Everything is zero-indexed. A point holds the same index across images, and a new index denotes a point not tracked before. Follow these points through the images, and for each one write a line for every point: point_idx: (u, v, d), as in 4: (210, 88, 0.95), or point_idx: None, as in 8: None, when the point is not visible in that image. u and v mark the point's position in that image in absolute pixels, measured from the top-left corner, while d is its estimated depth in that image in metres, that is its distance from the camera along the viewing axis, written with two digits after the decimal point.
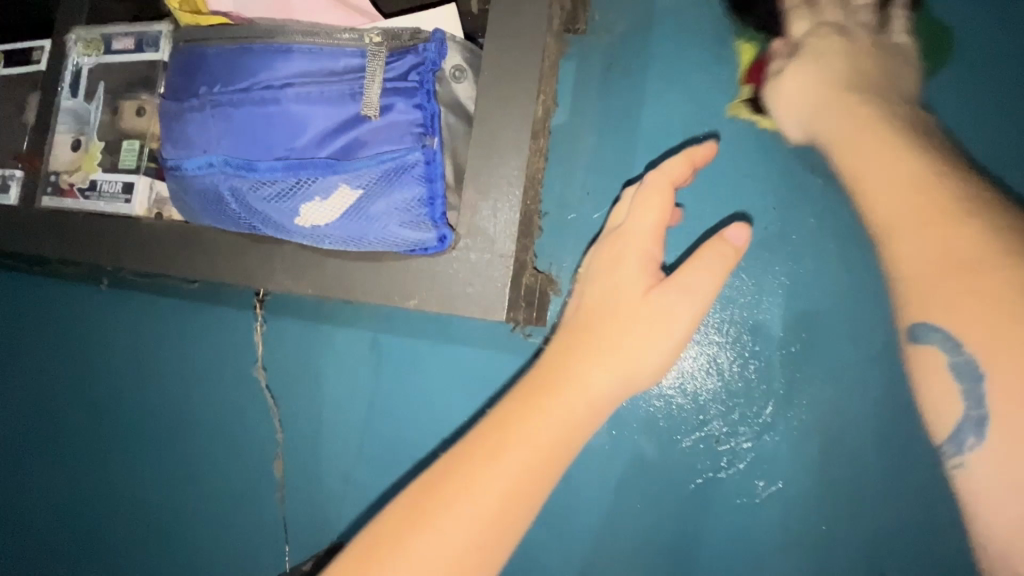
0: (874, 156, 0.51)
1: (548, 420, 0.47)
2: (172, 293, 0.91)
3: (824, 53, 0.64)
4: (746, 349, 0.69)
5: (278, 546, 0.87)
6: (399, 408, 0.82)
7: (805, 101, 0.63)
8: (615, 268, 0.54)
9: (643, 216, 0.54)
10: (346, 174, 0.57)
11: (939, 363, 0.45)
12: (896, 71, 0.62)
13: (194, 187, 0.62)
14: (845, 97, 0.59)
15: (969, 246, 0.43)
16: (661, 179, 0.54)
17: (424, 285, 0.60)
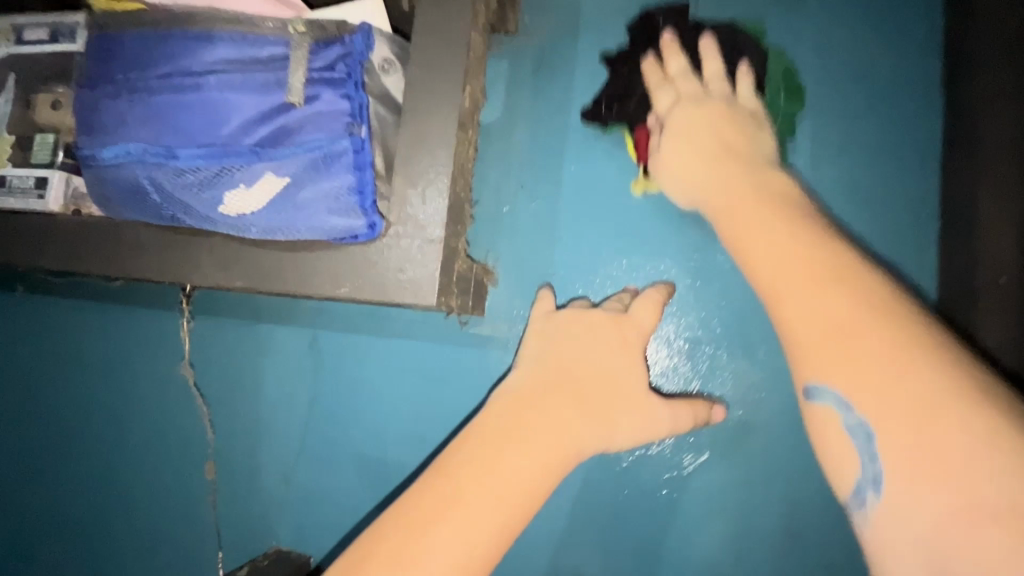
0: (758, 218, 0.52)
1: (533, 461, 0.54)
2: (92, 297, 0.87)
3: (689, 124, 0.63)
4: (669, 329, 0.73)
5: (211, 554, 0.83)
6: (336, 404, 0.81)
7: (688, 173, 0.63)
8: (591, 343, 0.63)
9: (646, 314, 0.66)
10: (272, 162, 0.57)
11: (834, 421, 0.42)
12: (751, 134, 0.63)
13: (112, 177, 0.60)
14: (718, 167, 0.60)
15: (854, 309, 0.42)
16: (655, 298, 0.68)
17: (355, 273, 0.60)
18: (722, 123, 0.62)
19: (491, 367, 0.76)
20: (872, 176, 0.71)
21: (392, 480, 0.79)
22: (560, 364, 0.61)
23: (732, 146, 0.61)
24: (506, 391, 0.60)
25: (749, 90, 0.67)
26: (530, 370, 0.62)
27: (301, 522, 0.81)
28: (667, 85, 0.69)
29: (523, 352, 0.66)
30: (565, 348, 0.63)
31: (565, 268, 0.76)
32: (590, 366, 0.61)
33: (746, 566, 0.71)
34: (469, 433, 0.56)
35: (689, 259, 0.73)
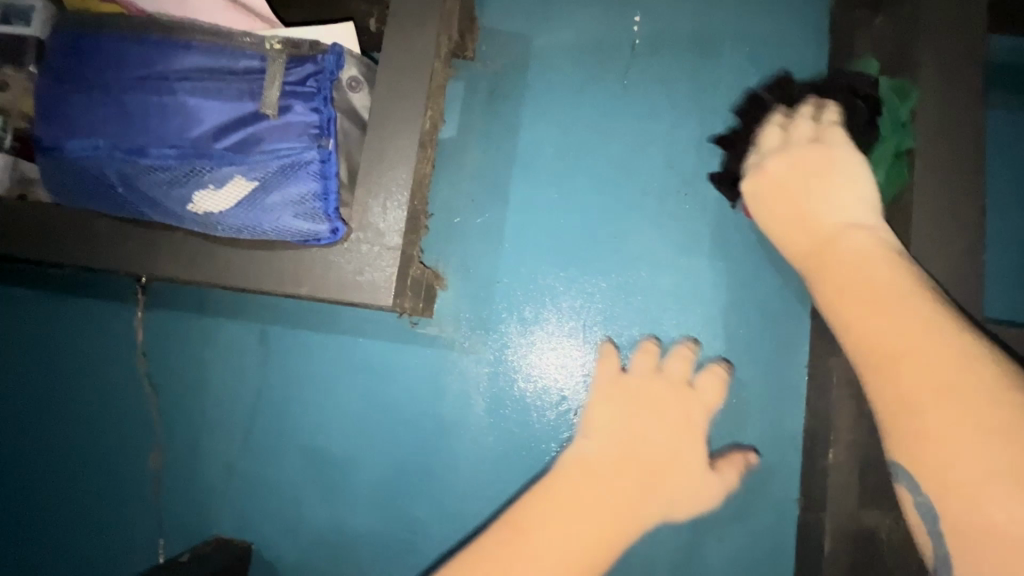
0: (836, 302, 0.54)
1: (610, 527, 0.58)
2: (33, 283, 0.86)
3: (774, 191, 0.62)
4: (597, 334, 0.83)
5: (150, 542, 0.84)
6: (284, 398, 0.84)
7: (792, 237, 0.61)
8: (664, 421, 0.67)
9: (708, 391, 0.72)
10: (241, 166, 0.61)
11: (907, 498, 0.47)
12: (830, 186, 0.59)
13: (77, 169, 0.62)
14: (816, 234, 0.59)
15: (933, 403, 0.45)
16: (710, 374, 0.73)
17: (316, 273, 0.65)
18: (804, 193, 0.60)
19: (437, 365, 0.83)
20: None
21: (337, 471, 0.83)
22: (628, 439, 0.65)
23: (816, 200, 0.59)
24: (575, 458, 0.64)
25: (806, 130, 0.64)
26: (599, 440, 0.65)
27: (243, 511, 0.84)
28: (771, 137, 0.66)
29: (588, 418, 0.69)
30: (626, 419, 0.67)
31: (509, 277, 0.84)
32: (656, 445, 0.64)
33: (657, 547, 0.81)
34: (541, 489, 0.61)
35: (618, 276, 0.84)
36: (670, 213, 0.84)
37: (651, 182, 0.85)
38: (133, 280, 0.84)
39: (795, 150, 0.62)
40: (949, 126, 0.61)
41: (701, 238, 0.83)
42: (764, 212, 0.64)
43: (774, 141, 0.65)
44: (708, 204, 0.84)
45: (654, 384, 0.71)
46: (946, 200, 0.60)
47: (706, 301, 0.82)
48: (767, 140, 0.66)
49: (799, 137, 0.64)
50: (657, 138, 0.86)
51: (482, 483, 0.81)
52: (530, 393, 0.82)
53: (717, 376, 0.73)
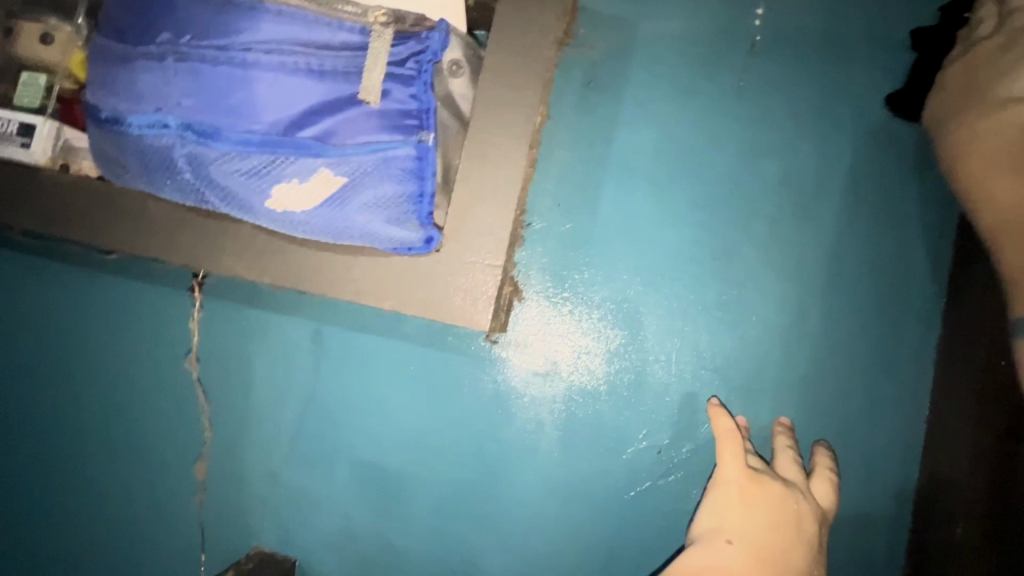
0: (994, 172, 0.58)
1: None
2: (70, 261, 0.78)
3: (948, 86, 0.66)
4: (690, 365, 0.75)
5: (188, 553, 0.78)
6: (339, 406, 0.77)
7: (953, 115, 0.64)
8: (801, 544, 0.62)
9: (824, 495, 0.67)
10: (330, 159, 0.52)
11: None
12: (990, 75, 0.60)
13: (139, 148, 0.54)
14: (974, 113, 0.60)
15: None
16: (825, 478, 0.68)
17: (403, 288, 0.57)
18: (973, 83, 0.62)
19: (510, 386, 0.76)
20: (892, 242, 0.74)
21: (393, 490, 0.77)
22: (764, 554, 0.60)
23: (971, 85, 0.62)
24: (706, 568, 0.60)
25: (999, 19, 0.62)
26: (735, 551, 0.60)
27: (289, 524, 0.77)
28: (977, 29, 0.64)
29: (722, 513, 0.64)
30: (753, 521, 0.62)
31: (596, 294, 0.76)
32: (792, 568, 0.60)
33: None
34: None
35: (716, 302, 0.75)
36: (782, 236, 0.75)
37: (763, 198, 0.76)
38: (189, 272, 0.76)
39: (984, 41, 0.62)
40: None
41: (813, 267, 0.74)
42: (940, 96, 0.68)
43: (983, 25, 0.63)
44: (824, 231, 0.75)
45: (779, 484, 0.64)
46: None
47: (815, 338, 0.74)
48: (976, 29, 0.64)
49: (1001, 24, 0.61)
50: (773, 150, 0.76)
51: (551, 516, 0.75)
52: (608, 423, 0.75)
53: (830, 471, 0.68)
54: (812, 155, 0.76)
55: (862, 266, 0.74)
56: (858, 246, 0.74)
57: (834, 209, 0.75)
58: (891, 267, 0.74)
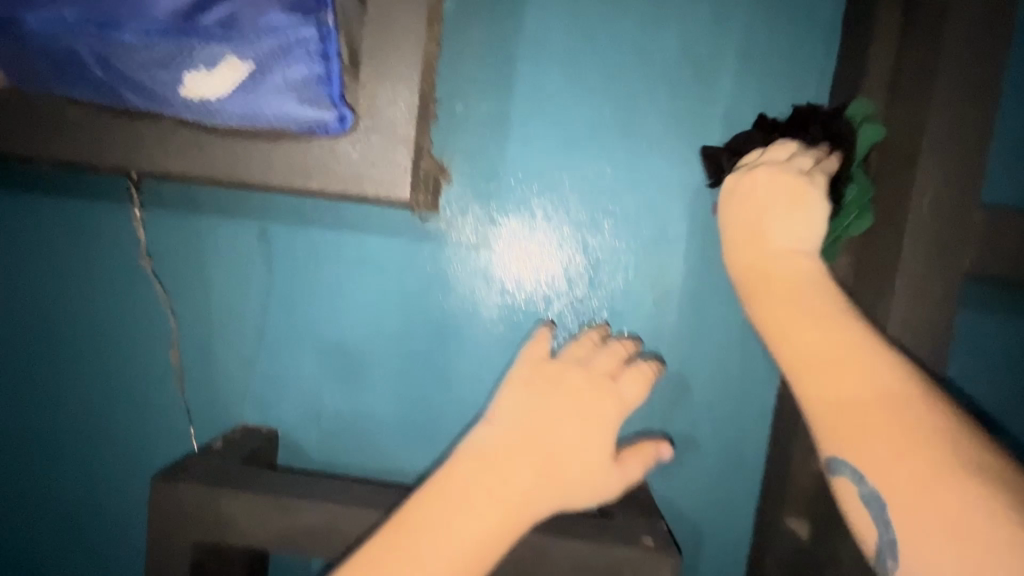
0: (782, 323, 0.54)
1: (496, 516, 0.58)
2: (15, 184, 0.83)
3: (755, 187, 0.59)
4: (603, 224, 0.83)
5: (180, 434, 0.87)
6: (293, 296, 0.84)
7: (748, 246, 0.59)
8: (569, 419, 0.64)
9: (632, 387, 0.67)
10: (234, 44, 0.55)
11: (850, 491, 0.47)
12: (802, 200, 0.57)
13: (46, 49, 0.57)
14: (770, 249, 0.58)
15: (882, 416, 0.46)
16: (637, 372, 0.69)
17: (325, 167, 0.62)
18: (781, 204, 0.57)
19: (445, 258, 0.84)
20: (783, 97, 0.81)
21: (353, 363, 0.86)
22: (530, 426, 0.63)
23: (775, 216, 0.58)
24: (473, 445, 0.63)
25: (788, 150, 0.62)
26: (500, 426, 0.64)
27: (266, 401, 0.87)
28: (784, 146, 0.62)
29: (500, 403, 0.67)
30: (531, 405, 0.65)
31: (517, 172, 0.82)
32: (554, 436, 0.63)
33: (664, 425, 0.86)
34: (429, 489, 0.60)
35: (626, 167, 0.82)
36: (682, 99, 0.81)
37: (664, 65, 0.81)
38: (126, 178, 0.81)
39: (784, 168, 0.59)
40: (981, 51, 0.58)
41: (712, 127, 0.81)
42: (734, 200, 0.61)
43: (780, 155, 0.61)
44: (721, 91, 0.81)
45: (570, 373, 0.67)
46: (955, 134, 0.59)
47: (715, 191, 0.82)
48: (777, 151, 0.62)
49: (805, 155, 0.61)
50: (672, 16, 0.80)
51: (492, 368, 0.85)
52: (535, 285, 0.84)
53: (643, 377, 0.68)
54: (707, 19, 0.80)
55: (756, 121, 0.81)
56: (752, 102, 0.81)
57: (728, 70, 0.81)
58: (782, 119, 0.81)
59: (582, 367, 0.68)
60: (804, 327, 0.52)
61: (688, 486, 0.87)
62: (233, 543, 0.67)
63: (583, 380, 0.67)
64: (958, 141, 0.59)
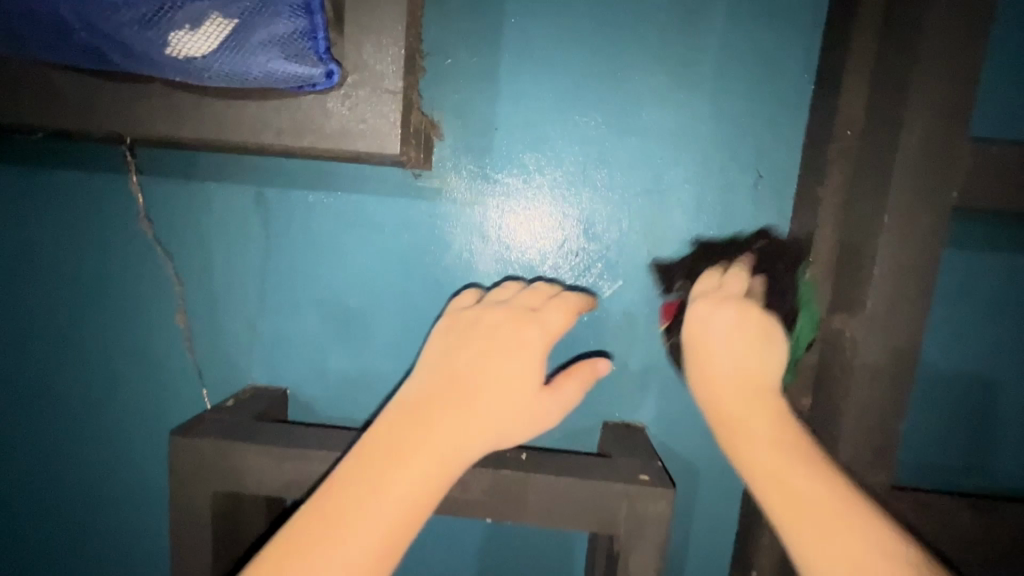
0: (759, 460, 0.59)
1: (428, 460, 0.58)
2: (12, 156, 0.84)
3: (714, 320, 0.66)
4: (595, 175, 0.83)
5: (192, 394, 0.90)
6: (292, 258, 0.86)
7: (716, 385, 0.65)
8: (491, 349, 0.67)
9: (556, 315, 0.71)
10: (217, 1, 0.55)
11: None
12: (752, 357, 0.65)
13: (25, 11, 0.56)
14: (739, 387, 0.64)
15: (848, 528, 0.52)
16: (558, 304, 0.72)
17: (316, 124, 0.63)
18: (741, 328, 0.66)
19: (439, 215, 0.85)
20: (776, 37, 0.80)
21: (355, 321, 0.88)
22: (454, 368, 0.66)
23: (737, 365, 0.65)
24: (401, 399, 0.64)
25: (736, 272, 0.71)
26: (426, 376, 0.66)
27: (273, 361, 0.90)
28: (734, 273, 0.70)
29: (427, 354, 0.69)
30: (457, 350, 0.67)
31: (508, 126, 0.82)
32: (477, 368, 0.65)
33: (660, 371, 0.88)
34: (361, 446, 0.60)
35: (616, 116, 0.82)
36: (673, 44, 0.80)
37: (654, 8, 0.79)
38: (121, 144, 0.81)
39: (735, 292, 0.68)
40: (947, 102, 0.60)
41: (703, 71, 0.80)
42: (695, 345, 0.68)
43: (730, 281, 0.70)
44: (712, 33, 0.80)
45: (487, 312, 0.71)
46: (919, 181, 0.61)
47: (707, 137, 0.82)
48: (729, 278, 0.70)
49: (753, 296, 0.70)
50: None
51: None
52: (530, 239, 0.85)
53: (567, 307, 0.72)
54: None
55: (748, 64, 0.80)
56: (743, 44, 0.80)
57: (720, 11, 0.79)
58: (775, 61, 0.80)
59: (501, 307, 0.72)
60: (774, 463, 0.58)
61: (684, 429, 0.90)
62: (250, 491, 0.71)
63: (502, 313, 0.71)
64: (921, 186, 0.61)
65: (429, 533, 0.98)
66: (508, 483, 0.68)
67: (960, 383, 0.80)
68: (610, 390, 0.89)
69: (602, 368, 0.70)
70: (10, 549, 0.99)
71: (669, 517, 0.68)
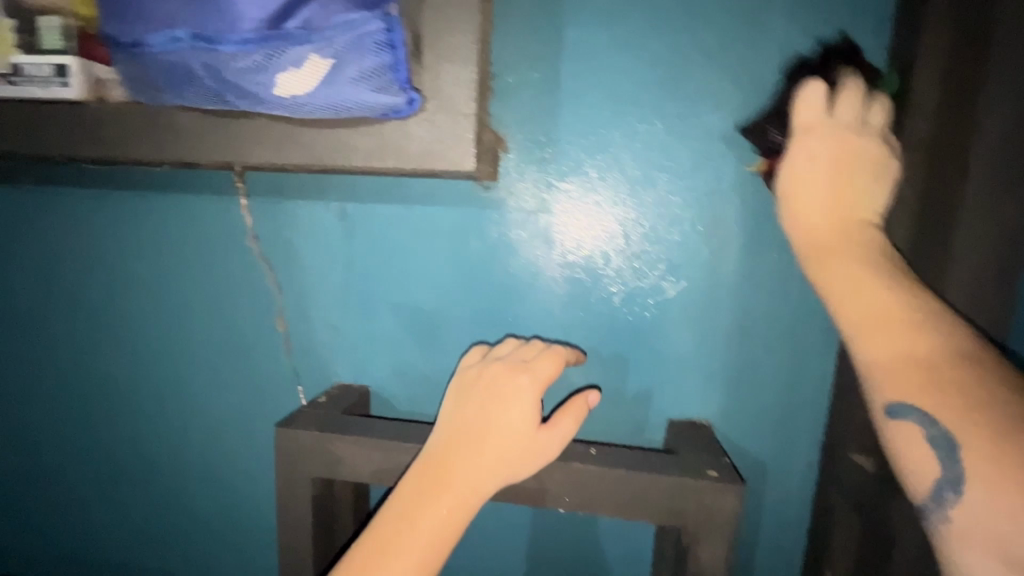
0: (857, 274, 0.57)
1: (448, 506, 0.64)
2: (137, 184, 0.97)
3: (828, 138, 0.63)
4: (657, 179, 0.86)
5: (288, 392, 1.00)
6: (373, 267, 0.94)
7: (818, 199, 0.63)
8: (490, 406, 0.69)
9: (546, 364, 0.72)
10: (314, 44, 0.62)
11: (915, 435, 0.50)
12: (865, 192, 0.63)
13: (161, 64, 0.66)
14: (840, 210, 0.62)
15: (935, 352, 0.51)
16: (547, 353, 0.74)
17: (399, 146, 0.69)
18: (855, 152, 0.63)
19: (509, 224, 0.90)
20: (842, 32, 0.79)
21: (429, 324, 0.95)
22: (462, 423, 0.70)
23: (844, 189, 0.63)
24: (421, 454, 0.70)
25: (861, 90, 0.66)
26: (439, 430, 0.71)
27: (358, 360, 0.98)
28: (854, 83, 0.66)
29: (443, 410, 0.74)
30: (465, 408, 0.71)
31: (569, 134, 0.86)
32: (483, 421, 0.69)
33: (727, 369, 0.89)
34: (392, 501, 0.66)
35: (676, 119, 0.84)
36: (733, 46, 0.81)
37: (713, 12, 0.81)
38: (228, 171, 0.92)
39: (854, 118, 0.64)
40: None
41: (764, 71, 0.81)
42: (798, 156, 0.64)
43: (850, 93, 0.65)
44: (773, 33, 0.80)
45: (482, 368, 0.74)
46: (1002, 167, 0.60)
47: None
48: (852, 91, 0.65)
49: (870, 106, 0.66)
50: None
51: (556, 322, 0.92)
52: (592, 242, 0.89)
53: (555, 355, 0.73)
54: None
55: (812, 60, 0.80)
56: (806, 42, 0.80)
57: (781, 10, 0.80)
58: None
59: (495, 363, 0.75)
60: (859, 283, 0.56)
61: (752, 426, 0.90)
62: (344, 477, 0.78)
63: (497, 368, 0.73)
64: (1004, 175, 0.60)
65: (499, 524, 1.03)
66: (577, 475, 0.72)
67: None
68: (675, 388, 0.91)
69: (591, 399, 0.74)
70: (136, 529, 1.13)
71: (739, 512, 0.70)
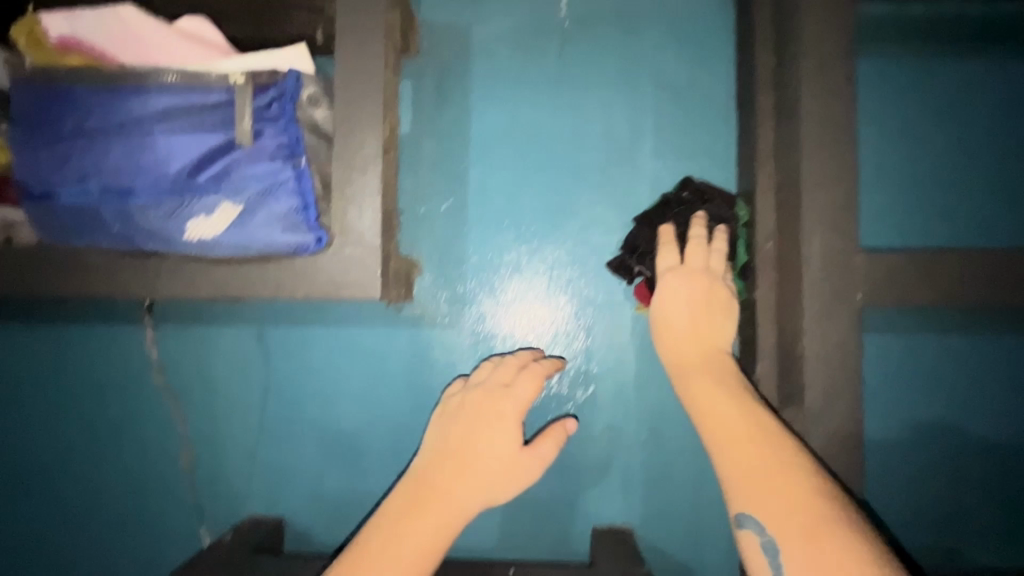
0: (709, 401, 0.71)
1: (439, 516, 0.68)
2: (41, 317, 0.95)
3: (678, 283, 0.77)
4: (559, 294, 0.94)
5: (193, 530, 0.94)
6: (290, 390, 0.93)
7: (680, 336, 0.77)
8: (479, 425, 0.75)
9: (528, 386, 0.78)
10: (227, 194, 0.70)
11: (754, 542, 0.61)
12: (716, 333, 0.78)
13: (74, 213, 0.71)
14: (695, 345, 0.76)
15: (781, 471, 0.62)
16: (530, 371, 0.80)
17: (308, 279, 0.72)
18: (702, 292, 0.77)
19: (425, 340, 0.94)
20: (700, 168, 0.94)
21: (346, 446, 0.94)
22: (451, 441, 0.75)
23: (695, 325, 0.77)
24: (412, 473, 0.74)
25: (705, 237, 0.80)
26: (429, 450, 0.75)
27: (271, 490, 0.94)
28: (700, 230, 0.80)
29: (430, 433, 0.78)
30: (453, 427, 0.76)
31: (477, 256, 0.94)
32: (472, 438, 0.74)
33: (642, 471, 0.92)
34: (387, 509, 0.69)
35: (572, 241, 0.94)
36: (613, 180, 0.94)
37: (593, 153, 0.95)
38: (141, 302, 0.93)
39: (700, 263, 0.78)
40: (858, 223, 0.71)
41: (641, 200, 0.94)
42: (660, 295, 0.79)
43: (697, 244, 0.79)
44: (644, 169, 0.94)
45: (465, 394, 0.80)
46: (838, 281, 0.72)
47: None
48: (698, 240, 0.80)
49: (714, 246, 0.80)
50: (594, 113, 0.95)
51: None
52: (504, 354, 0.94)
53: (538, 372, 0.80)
54: (625, 112, 0.95)
55: None
56: (672, 176, 0.94)
57: (648, 151, 0.94)
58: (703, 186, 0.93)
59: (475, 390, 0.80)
60: (714, 404, 0.70)
61: (672, 528, 0.92)
62: None
63: (483, 388, 0.79)
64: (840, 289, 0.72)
65: None
66: None
67: (908, 454, 0.89)
68: (595, 494, 0.92)
69: (568, 424, 0.80)
70: None
71: None
